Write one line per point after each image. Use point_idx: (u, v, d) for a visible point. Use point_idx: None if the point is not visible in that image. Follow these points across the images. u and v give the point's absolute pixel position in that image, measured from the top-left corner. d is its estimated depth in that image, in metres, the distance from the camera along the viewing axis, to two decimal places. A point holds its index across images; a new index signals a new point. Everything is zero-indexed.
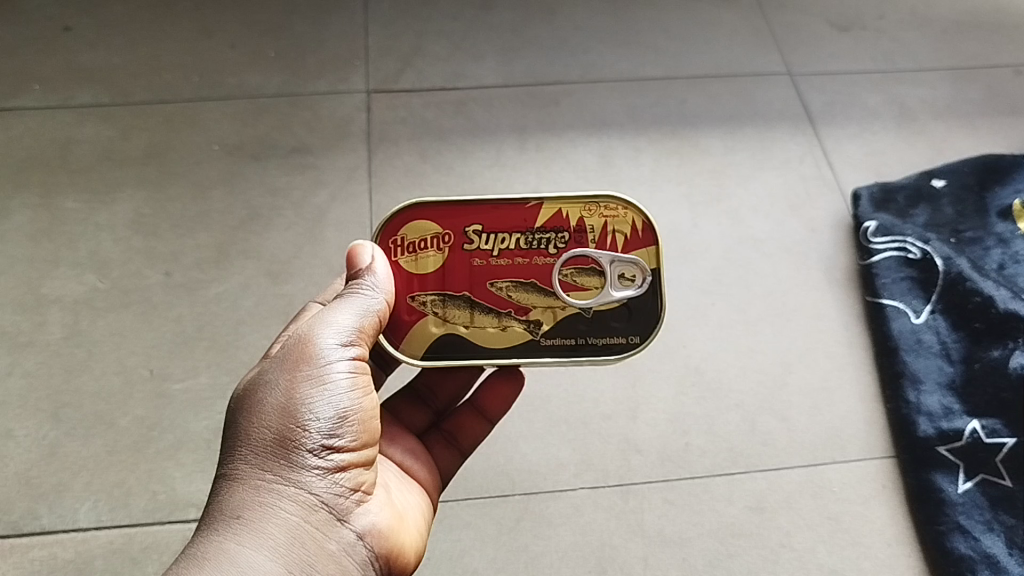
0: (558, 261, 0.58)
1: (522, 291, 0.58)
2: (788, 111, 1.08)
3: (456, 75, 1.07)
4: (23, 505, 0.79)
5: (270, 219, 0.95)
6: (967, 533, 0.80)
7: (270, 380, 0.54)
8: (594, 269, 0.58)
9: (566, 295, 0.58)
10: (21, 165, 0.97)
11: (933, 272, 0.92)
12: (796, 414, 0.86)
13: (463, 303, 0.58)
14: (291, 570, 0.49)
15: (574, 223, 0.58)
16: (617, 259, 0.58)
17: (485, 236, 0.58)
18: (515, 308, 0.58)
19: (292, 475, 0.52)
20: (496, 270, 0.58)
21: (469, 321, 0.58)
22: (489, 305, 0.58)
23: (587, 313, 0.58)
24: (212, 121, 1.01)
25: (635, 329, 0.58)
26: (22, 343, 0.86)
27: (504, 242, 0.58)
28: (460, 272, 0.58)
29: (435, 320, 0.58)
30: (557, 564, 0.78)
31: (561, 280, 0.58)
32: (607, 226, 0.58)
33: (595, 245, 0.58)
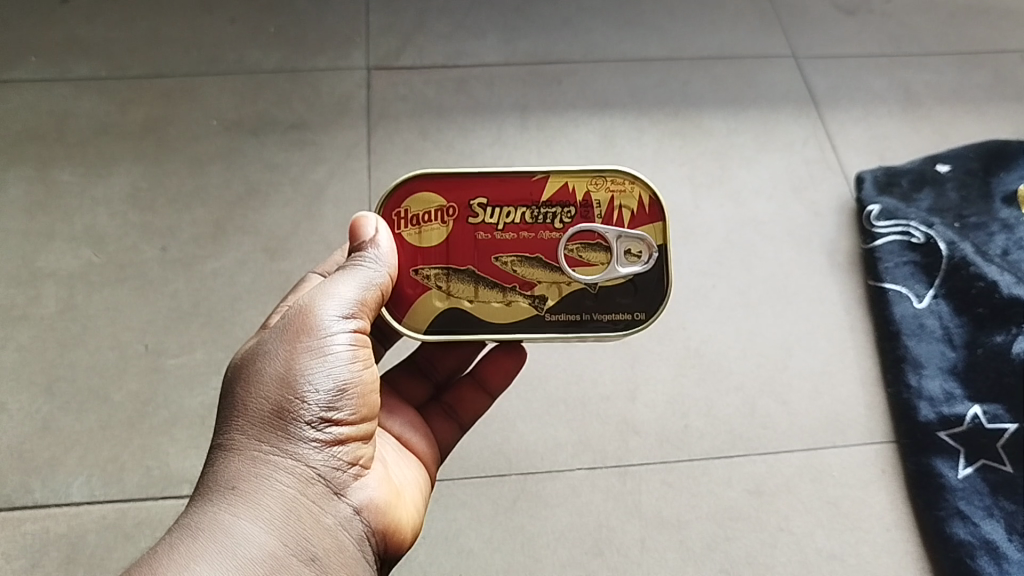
0: (564, 236, 0.57)
1: (527, 265, 0.57)
2: (792, 93, 1.07)
3: (457, 53, 1.06)
4: (16, 479, 0.78)
5: (268, 195, 0.94)
6: (967, 518, 0.79)
7: (269, 350, 0.53)
8: (601, 244, 0.57)
9: (572, 270, 0.57)
10: (17, 138, 0.96)
11: (936, 256, 0.91)
12: (797, 398, 0.85)
13: (468, 278, 0.57)
14: (285, 544, 0.49)
15: (580, 197, 0.57)
16: (624, 235, 0.57)
17: (490, 209, 0.57)
18: (520, 283, 0.57)
19: (290, 447, 0.51)
20: (501, 244, 0.57)
21: (474, 296, 0.57)
22: (494, 280, 0.57)
23: (592, 289, 0.57)
24: (210, 95, 1.00)
25: (641, 306, 0.57)
26: (15, 317, 0.86)
27: (510, 216, 0.57)
28: (464, 245, 0.57)
29: (439, 294, 0.57)
30: (554, 544, 0.77)
31: (566, 255, 0.57)
32: (614, 201, 0.57)
33: (602, 220, 0.57)
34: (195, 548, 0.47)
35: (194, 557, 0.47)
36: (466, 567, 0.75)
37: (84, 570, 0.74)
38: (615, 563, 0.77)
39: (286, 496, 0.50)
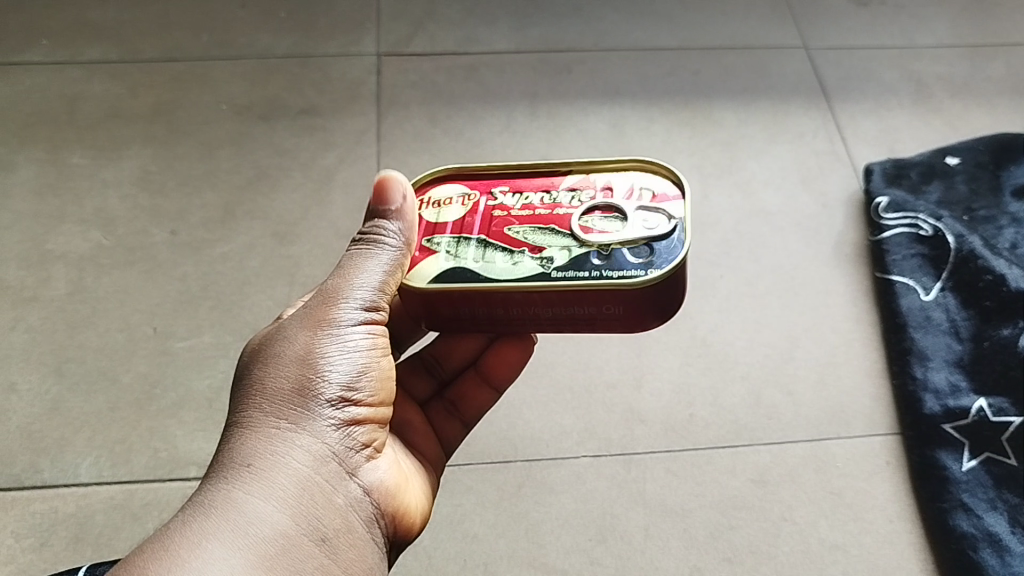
0: (580, 210, 0.55)
1: (539, 234, 0.54)
2: (801, 85, 1.07)
3: (468, 40, 1.07)
4: (25, 459, 0.78)
5: (278, 180, 0.94)
6: (970, 511, 0.78)
7: (289, 331, 0.54)
8: (618, 214, 0.54)
9: (586, 235, 0.53)
10: (28, 120, 0.97)
11: (944, 249, 0.91)
12: (802, 388, 0.86)
13: (478, 242, 0.54)
14: (298, 522, 0.49)
15: (599, 182, 0.57)
16: (643, 208, 0.54)
17: (509, 194, 0.57)
18: (530, 247, 0.53)
19: (306, 427, 0.52)
20: (514, 218, 0.55)
21: (483, 256, 0.53)
22: (503, 244, 0.54)
23: (606, 251, 0.52)
24: (220, 79, 1.01)
25: (661, 263, 0.51)
26: (26, 297, 0.86)
27: (528, 199, 0.56)
28: (478, 217, 0.56)
29: (446, 255, 0.54)
30: (558, 531, 0.77)
31: (581, 224, 0.54)
32: (634, 183, 0.56)
33: (620, 197, 0.55)
34: (209, 522, 0.47)
35: (207, 532, 0.47)
36: (470, 552, 0.75)
37: (92, 550, 0.73)
38: (618, 551, 0.76)
39: (300, 474, 0.50)
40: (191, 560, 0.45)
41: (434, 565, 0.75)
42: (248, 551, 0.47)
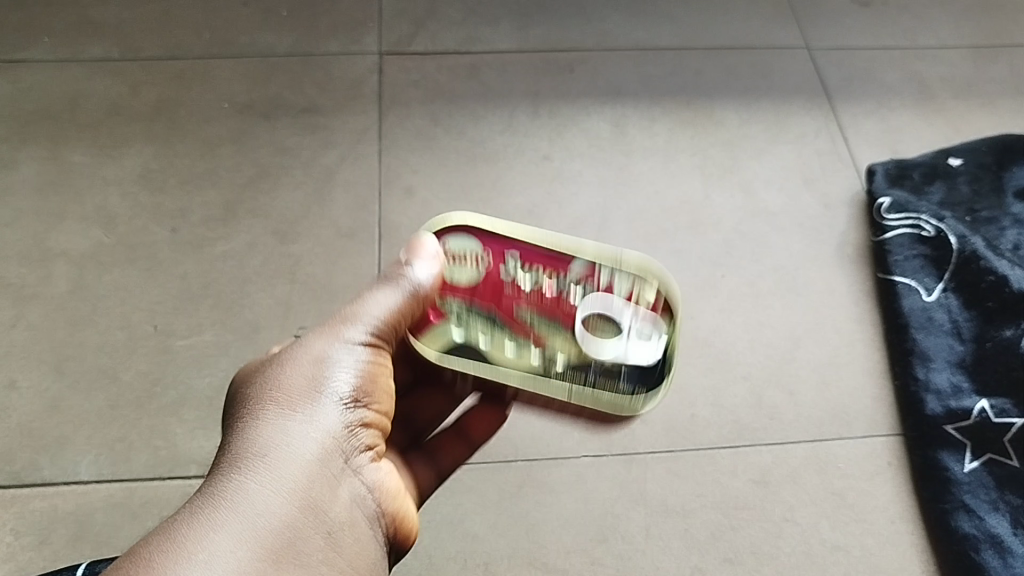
0: (584, 303, 0.58)
1: (544, 324, 0.58)
2: (804, 85, 1.07)
3: (469, 39, 1.07)
4: (25, 457, 0.77)
5: (279, 178, 0.94)
6: (972, 512, 0.78)
7: (302, 338, 0.56)
8: (616, 319, 0.58)
9: (585, 339, 0.57)
10: (29, 118, 0.97)
11: (946, 250, 0.91)
12: (803, 389, 0.86)
13: (486, 314, 0.58)
14: (306, 514, 0.50)
15: (602, 273, 0.60)
16: (640, 314, 0.59)
17: (521, 265, 0.60)
18: (534, 337, 0.57)
19: (315, 422, 0.52)
20: (523, 299, 0.59)
21: (489, 331, 0.58)
22: (510, 329, 0.58)
23: (601, 362, 0.57)
24: (222, 78, 1.01)
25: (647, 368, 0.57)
26: (26, 295, 0.86)
27: (538, 276, 0.59)
28: (488, 287, 0.59)
29: (458, 326, 0.59)
30: (559, 531, 0.77)
31: (583, 322, 0.58)
32: (635, 283, 0.60)
33: (620, 294, 0.59)
34: (217, 514, 0.48)
35: (216, 524, 0.47)
36: (471, 551, 0.75)
37: (91, 548, 0.73)
38: (619, 550, 0.76)
39: (309, 467, 0.51)
40: (198, 552, 0.46)
41: (435, 564, 0.74)
42: (257, 542, 0.47)
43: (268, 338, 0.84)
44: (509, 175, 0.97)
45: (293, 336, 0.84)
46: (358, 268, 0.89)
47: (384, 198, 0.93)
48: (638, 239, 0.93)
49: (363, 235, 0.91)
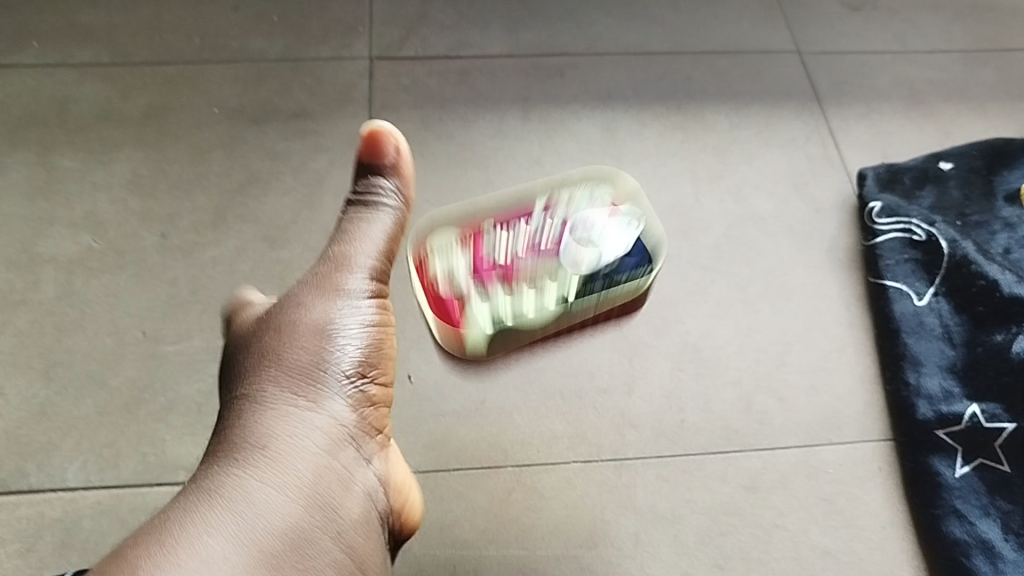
0: (559, 244, 0.74)
1: (540, 268, 0.73)
2: (795, 89, 1.07)
3: (460, 44, 1.07)
4: (12, 464, 0.77)
5: (269, 183, 0.94)
6: (964, 517, 0.78)
7: (301, 312, 0.58)
8: (590, 250, 0.74)
9: (579, 267, 0.73)
10: (18, 123, 0.96)
11: (937, 254, 0.91)
12: (794, 393, 0.85)
13: (502, 286, 0.72)
14: (308, 501, 0.51)
15: (562, 205, 0.79)
16: (606, 232, 0.75)
17: (506, 233, 0.79)
18: (541, 283, 0.72)
19: (321, 402, 0.55)
20: (516, 258, 0.74)
21: (511, 296, 0.72)
22: (518, 283, 0.72)
23: (596, 279, 0.74)
24: (212, 82, 1.01)
25: (637, 261, 0.75)
26: (14, 301, 0.85)
27: (519, 230, 0.79)
28: (489, 266, 0.73)
29: (485, 303, 0.72)
30: (548, 537, 0.76)
31: (566, 256, 0.73)
32: (590, 212, 0.76)
33: (581, 227, 0.75)
34: (214, 506, 0.48)
35: (211, 517, 0.47)
36: (460, 558, 0.75)
37: (79, 555, 0.73)
38: (608, 557, 0.76)
39: (312, 451, 0.53)
40: (194, 539, 0.46)
41: (425, 572, 0.74)
42: (256, 531, 0.48)
43: None
44: (499, 180, 0.97)
45: None
46: None
47: None
48: None
49: None
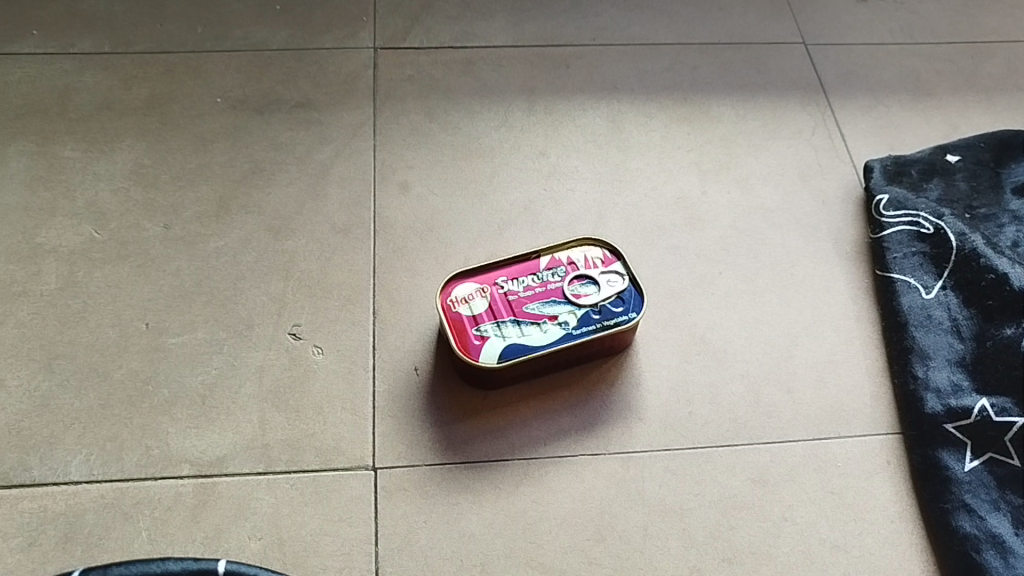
0: (563, 281, 0.83)
1: (547, 306, 0.81)
2: (801, 81, 1.07)
3: (465, 35, 1.07)
4: (13, 457, 0.75)
5: (273, 174, 0.93)
6: (973, 512, 0.77)
7: None
8: (590, 281, 0.83)
9: (580, 300, 0.81)
10: (18, 112, 0.95)
11: (945, 247, 0.90)
12: (802, 386, 0.85)
13: (513, 322, 0.80)
14: None
15: (564, 259, 0.85)
16: (603, 272, 0.83)
17: (513, 282, 0.83)
18: (549, 317, 0.80)
19: None
20: (524, 298, 0.82)
21: (521, 332, 0.79)
22: (529, 319, 0.80)
23: (596, 306, 0.81)
24: (215, 72, 1.00)
25: (631, 312, 0.81)
26: (15, 292, 0.84)
27: (525, 282, 0.83)
28: (500, 305, 0.81)
29: (498, 337, 0.79)
30: (556, 530, 0.75)
31: (570, 291, 0.82)
32: (588, 250, 0.85)
33: (583, 265, 0.84)
34: None
35: None
36: (467, 551, 0.74)
37: (82, 550, 0.72)
38: (617, 550, 0.75)
39: None
40: None
41: (432, 564, 0.73)
42: None
43: (262, 335, 0.83)
44: (505, 171, 0.96)
45: (288, 334, 0.83)
46: (353, 265, 0.88)
47: (379, 193, 0.93)
48: (635, 235, 0.93)
49: (358, 231, 0.90)
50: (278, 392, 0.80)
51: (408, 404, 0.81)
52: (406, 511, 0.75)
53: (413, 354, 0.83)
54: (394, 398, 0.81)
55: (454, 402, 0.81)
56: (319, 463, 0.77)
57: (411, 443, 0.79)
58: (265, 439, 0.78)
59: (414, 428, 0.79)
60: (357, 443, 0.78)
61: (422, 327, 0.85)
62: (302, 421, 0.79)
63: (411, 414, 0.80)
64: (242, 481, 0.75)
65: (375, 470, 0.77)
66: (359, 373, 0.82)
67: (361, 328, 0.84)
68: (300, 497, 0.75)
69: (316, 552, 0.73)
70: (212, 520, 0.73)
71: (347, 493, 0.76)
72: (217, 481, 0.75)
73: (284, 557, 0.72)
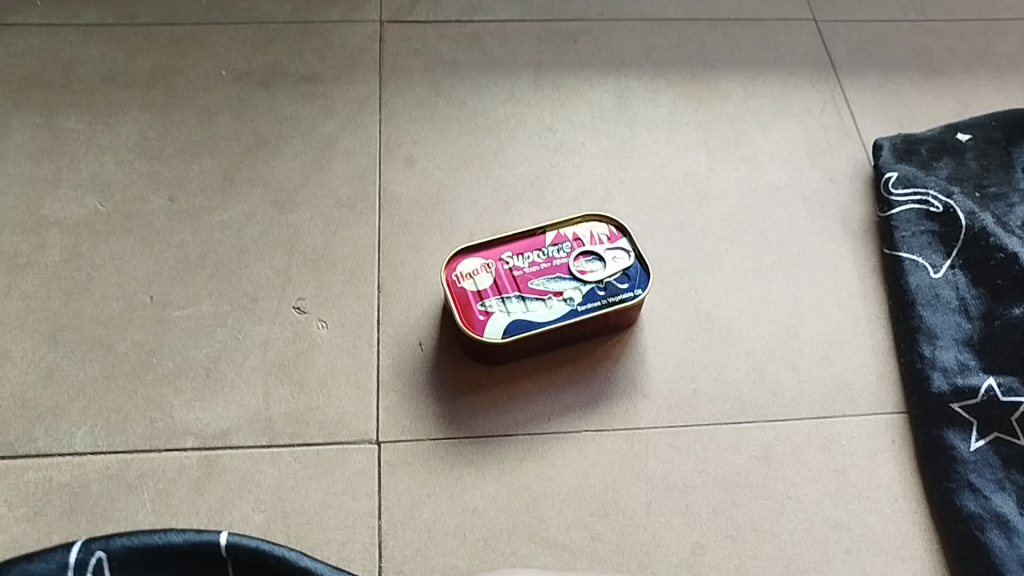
0: (569, 257, 0.82)
1: (552, 282, 0.81)
2: (810, 58, 1.06)
3: (471, 9, 1.06)
4: (18, 427, 0.75)
5: (278, 147, 0.93)
6: (978, 491, 0.76)
7: None
8: (595, 257, 0.82)
9: (585, 277, 0.81)
10: (23, 84, 0.95)
11: (954, 226, 0.89)
12: (807, 365, 0.85)
13: (518, 297, 0.79)
14: None
15: (569, 235, 0.84)
16: (609, 249, 0.83)
17: (518, 258, 0.82)
18: (553, 293, 0.80)
19: None
20: (529, 273, 0.81)
21: (526, 307, 0.79)
22: (534, 295, 0.80)
23: (601, 283, 0.81)
24: (220, 45, 1.00)
25: (637, 289, 0.81)
26: (20, 263, 0.84)
27: (530, 258, 0.82)
28: (505, 280, 0.80)
29: (503, 312, 0.79)
30: (559, 505, 0.75)
31: (576, 267, 0.81)
32: (594, 227, 0.85)
33: (589, 241, 0.83)
34: None
35: None
36: (470, 526, 0.74)
37: (86, 520, 0.72)
38: (620, 526, 0.75)
39: None
40: None
41: (434, 538, 0.73)
42: None
43: (266, 309, 0.83)
44: (511, 146, 0.95)
45: (292, 307, 0.83)
46: (358, 239, 0.88)
47: (384, 168, 0.92)
48: (641, 212, 0.92)
49: (363, 205, 0.90)
50: (282, 366, 0.80)
51: (412, 379, 0.80)
52: (409, 485, 0.75)
53: (418, 329, 0.83)
54: (398, 372, 0.81)
55: (458, 377, 0.81)
56: (322, 436, 0.77)
57: (415, 417, 0.79)
58: (269, 412, 0.78)
59: (417, 402, 0.79)
60: (361, 417, 0.78)
61: (426, 302, 0.85)
62: (306, 394, 0.79)
63: (415, 388, 0.80)
64: (246, 453, 0.75)
65: (379, 444, 0.77)
66: (363, 348, 0.82)
67: (366, 303, 0.84)
68: (303, 470, 0.75)
69: (319, 525, 0.73)
70: (216, 492, 0.74)
71: (350, 467, 0.76)
72: (221, 454, 0.75)
73: (287, 530, 0.72)
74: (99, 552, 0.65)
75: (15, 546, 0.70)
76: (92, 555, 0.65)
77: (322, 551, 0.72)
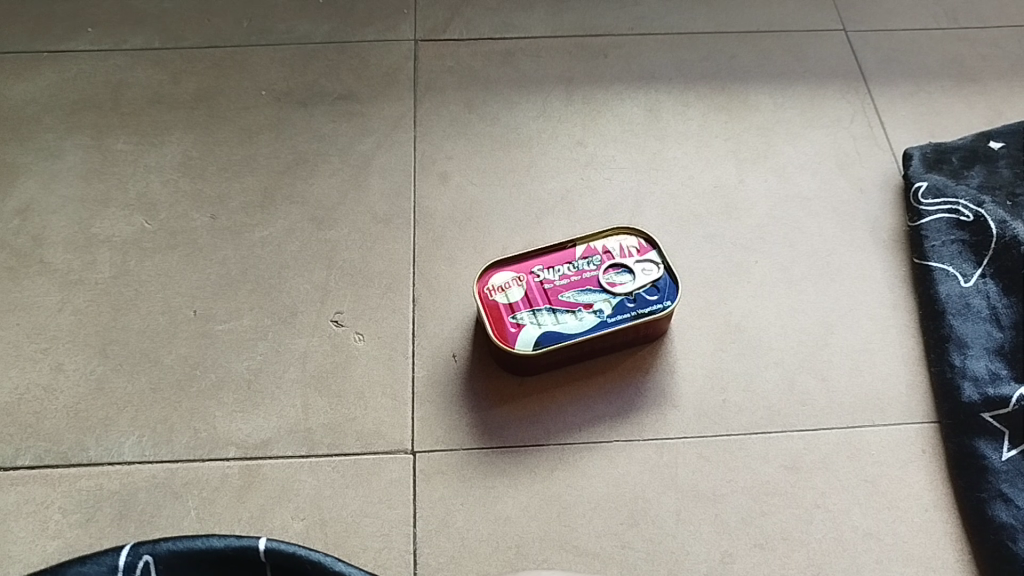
0: (598, 271, 0.84)
1: (582, 294, 0.82)
2: (841, 68, 1.06)
3: (504, 26, 1.08)
4: (71, 437, 0.79)
5: (316, 165, 0.96)
6: (1010, 501, 0.76)
7: None
8: (625, 269, 0.84)
9: (614, 289, 0.82)
10: (74, 107, 0.99)
11: (985, 235, 0.90)
12: (836, 375, 0.85)
13: (548, 310, 0.81)
14: None
15: (600, 248, 0.86)
16: (639, 261, 0.84)
17: (549, 271, 0.84)
18: (583, 305, 0.82)
19: None
20: (561, 286, 0.83)
21: (556, 320, 0.81)
22: (564, 308, 0.81)
23: (630, 296, 0.82)
24: (260, 66, 1.03)
25: (666, 301, 0.82)
26: (73, 279, 0.88)
27: (562, 271, 0.84)
28: (536, 293, 0.82)
29: (533, 323, 0.80)
30: (590, 513, 0.77)
31: (605, 280, 0.83)
32: (624, 241, 0.86)
33: (619, 254, 0.85)
34: None
35: None
36: (502, 534, 0.76)
37: (135, 527, 0.75)
38: (650, 534, 0.76)
39: None
40: None
41: (468, 545, 0.75)
42: None
43: (305, 322, 0.86)
44: (543, 160, 0.97)
45: (330, 321, 0.86)
46: (394, 254, 0.90)
47: (419, 184, 0.95)
48: (672, 224, 0.93)
49: (399, 221, 0.92)
50: (320, 377, 0.83)
51: (446, 390, 0.83)
52: (442, 494, 0.77)
53: (452, 341, 0.85)
54: (432, 383, 0.83)
55: (491, 388, 0.83)
56: (359, 446, 0.79)
57: (449, 427, 0.81)
58: (308, 423, 0.80)
59: (451, 413, 0.81)
60: (396, 427, 0.80)
61: (460, 315, 0.87)
62: (343, 406, 0.81)
63: (449, 398, 0.82)
64: (286, 463, 0.78)
65: (414, 453, 0.79)
66: (398, 360, 0.84)
67: (401, 316, 0.87)
68: (341, 480, 0.77)
69: (357, 532, 0.75)
70: (257, 501, 0.76)
71: (386, 476, 0.78)
72: (262, 464, 0.78)
73: (326, 537, 0.75)
74: (146, 556, 0.68)
75: (69, 550, 0.73)
76: (140, 559, 0.68)
77: (359, 558, 0.74)
